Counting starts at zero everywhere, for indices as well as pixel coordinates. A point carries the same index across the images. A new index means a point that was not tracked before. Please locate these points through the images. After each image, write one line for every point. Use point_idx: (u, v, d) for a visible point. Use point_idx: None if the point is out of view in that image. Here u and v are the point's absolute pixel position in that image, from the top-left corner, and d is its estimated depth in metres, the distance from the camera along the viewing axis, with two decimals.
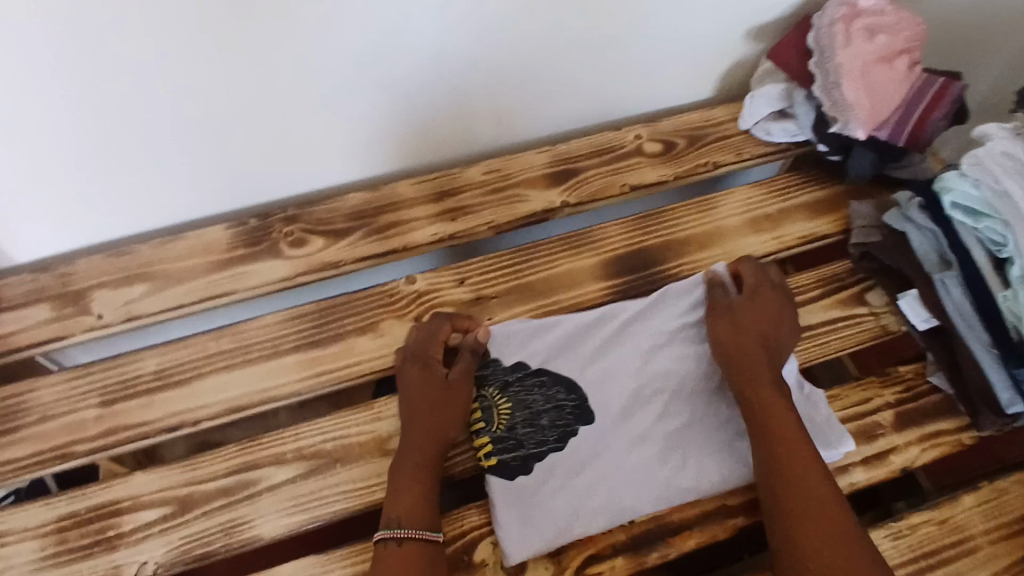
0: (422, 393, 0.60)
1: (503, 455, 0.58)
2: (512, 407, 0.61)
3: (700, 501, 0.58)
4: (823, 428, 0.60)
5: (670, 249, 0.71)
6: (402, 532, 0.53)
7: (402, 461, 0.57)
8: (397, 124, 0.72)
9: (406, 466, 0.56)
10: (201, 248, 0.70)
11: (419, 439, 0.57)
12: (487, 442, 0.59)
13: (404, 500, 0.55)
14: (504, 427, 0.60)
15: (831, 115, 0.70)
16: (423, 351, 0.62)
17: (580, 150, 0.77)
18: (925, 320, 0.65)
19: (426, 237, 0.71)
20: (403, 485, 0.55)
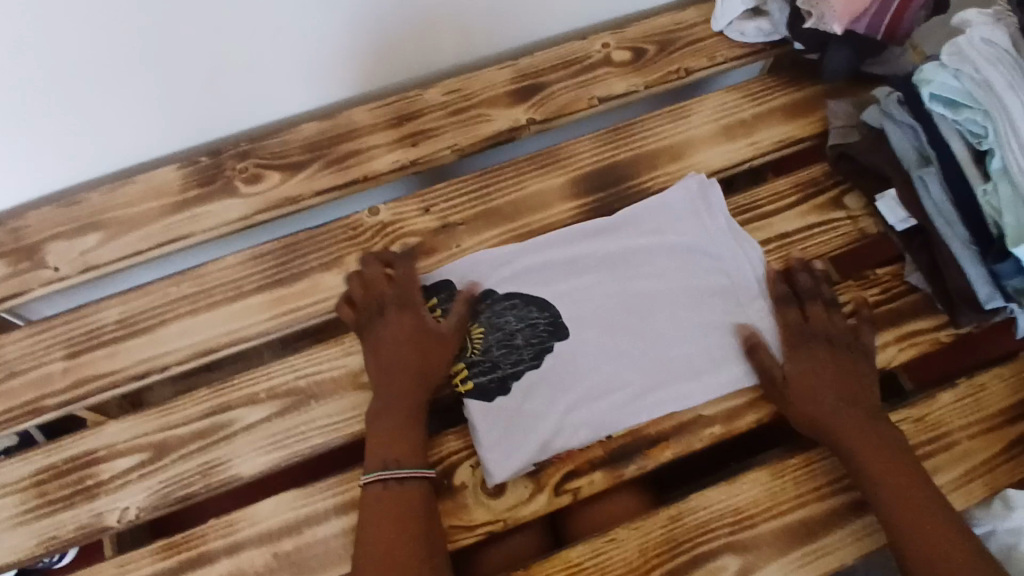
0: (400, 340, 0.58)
1: (480, 378, 0.58)
2: (485, 331, 0.60)
3: (677, 413, 0.58)
4: None
5: (642, 163, 0.69)
6: (402, 472, 0.52)
7: (379, 405, 0.56)
8: (346, 45, 0.67)
9: (391, 413, 0.55)
10: (154, 191, 0.67)
11: (397, 384, 0.56)
12: (463, 368, 0.59)
13: (381, 437, 0.54)
14: (478, 351, 0.59)
15: (806, 10, 0.67)
16: (401, 297, 0.60)
17: (544, 63, 0.73)
18: (903, 220, 0.63)
19: (387, 164, 0.68)
20: (379, 426, 0.55)
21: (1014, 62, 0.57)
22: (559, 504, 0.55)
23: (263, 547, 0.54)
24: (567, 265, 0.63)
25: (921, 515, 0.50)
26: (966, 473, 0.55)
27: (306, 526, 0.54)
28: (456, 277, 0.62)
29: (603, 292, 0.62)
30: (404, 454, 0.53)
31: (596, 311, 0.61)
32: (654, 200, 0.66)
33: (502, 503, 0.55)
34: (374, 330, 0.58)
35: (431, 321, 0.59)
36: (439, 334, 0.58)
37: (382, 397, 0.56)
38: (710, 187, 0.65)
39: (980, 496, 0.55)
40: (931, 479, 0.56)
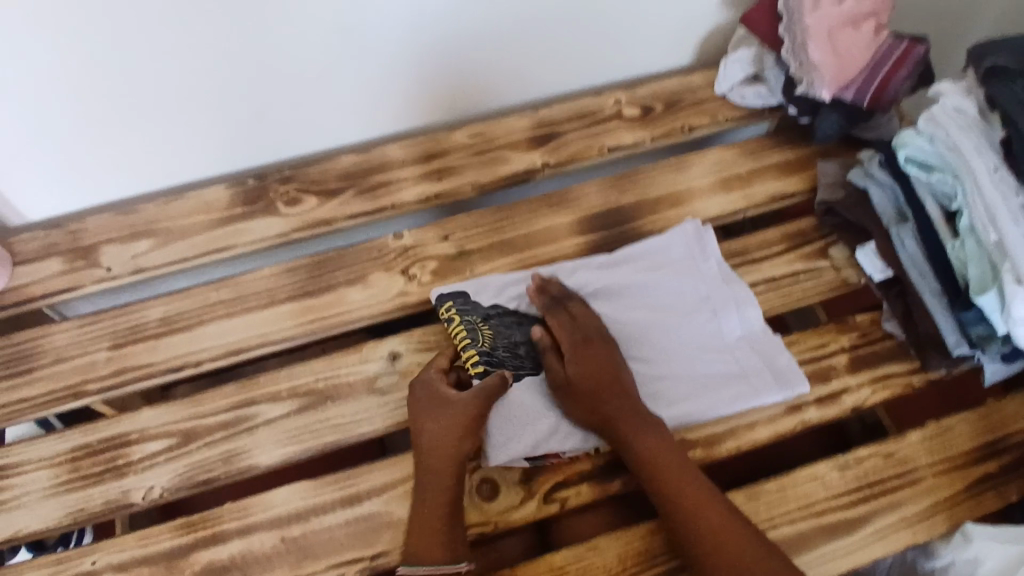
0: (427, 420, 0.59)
1: (490, 368, 0.62)
2: (495, 333, 0.65)
3: None
4: (779, 371, 0.65)
5: (644, 207, 0.75)
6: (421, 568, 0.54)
7: (422, 485, 0.57)
8: (389, 87, 0.76)
9: (420, 498, 0.57)
10: (203, 207, 0.75)
11: (435, 462, 0.58)
12: (475, 355, 0.63)
13: (415, 520, 0.56)
14: (488, 346, 0.64)
15: (798, 77, 0.74)
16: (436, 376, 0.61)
17: (560, 114, 0.81)
18: (882, 270, 0.68)
19: (413, 196, 0.76)
20: (415, 508, 0.56)
21: (980, 129, 0.62)
22: (547, 512, 0.60)
23: (271, 531, 0.59)
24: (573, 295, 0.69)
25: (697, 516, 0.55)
26: (930, 507, 0.60)
27: (312, 515, 0.59)
28: (471, 288, 0.69)
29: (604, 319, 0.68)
30: (428, 544, 0.54)
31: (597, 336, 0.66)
32: (650, 243, 0.71)
33: (495, 506, 0.59)
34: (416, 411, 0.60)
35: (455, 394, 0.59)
36: (467, 408, 0.59)
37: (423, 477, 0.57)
38: (704, 232, 0.72)
39: (942, 530, 0.59)
40: (897, 511, 0.60)
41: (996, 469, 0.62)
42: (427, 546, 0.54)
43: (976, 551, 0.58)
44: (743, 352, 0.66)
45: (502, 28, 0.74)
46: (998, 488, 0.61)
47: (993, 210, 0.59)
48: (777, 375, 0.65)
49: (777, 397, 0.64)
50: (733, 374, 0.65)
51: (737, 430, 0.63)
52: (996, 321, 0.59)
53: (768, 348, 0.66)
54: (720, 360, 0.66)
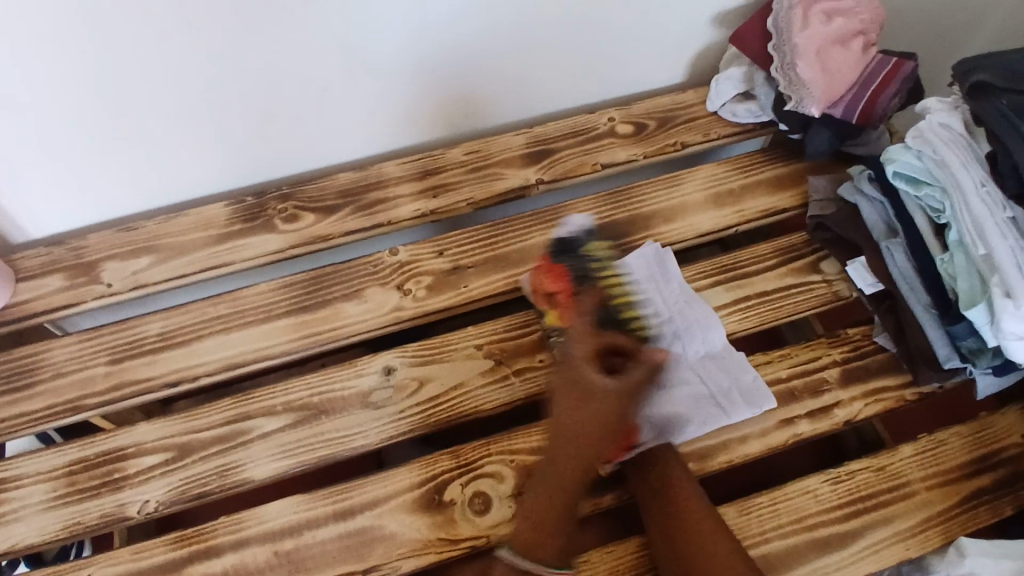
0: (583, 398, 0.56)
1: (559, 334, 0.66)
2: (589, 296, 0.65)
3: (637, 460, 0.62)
4: (745, 390, 0.65)
5: (637, 222, 0.76)
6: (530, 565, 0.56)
7: (541, 483, 0.58)
8: (386, 105, 0.77)
9: (537, 500, 0.57)
10: (202, 223, 0.76)
11: (569, 464, 0.57)
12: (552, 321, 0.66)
13: (527, 521, 0.57)
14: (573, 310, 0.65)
15: (787, 94, 0.74)
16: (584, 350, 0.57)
17: (555, 131, 0.82)
18: (872, 284, 0.69)
19: (409, 212, 0.77)
20: (529, 511, 0.57)
21: (967, 145, 0.63)
22: None
23: (265, 544, 0.59)
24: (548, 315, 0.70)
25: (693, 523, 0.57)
26: (922, 522, 0.60)
27: (305, 529, 0.59)
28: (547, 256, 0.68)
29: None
30: (552, 544, 0.57)
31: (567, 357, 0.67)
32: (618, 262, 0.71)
33: (487, 520, 0.60)
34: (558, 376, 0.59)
35: (597, 381, 0.55)
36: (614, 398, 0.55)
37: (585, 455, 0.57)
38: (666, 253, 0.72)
39: (935, 544, 0.59)
40: (889, 525, 0.60)
41: (989, 484, 0.62)
42: (549, 545, 0.56)
43: (970, 565, 0.58)
44: (709, 370, 0.66)
45: (497, 47, 0.76)
46: (991, 503, 0.61)
47: (982, 225, 0.59)
48: (744, 392, 0.65)
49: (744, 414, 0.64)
50: (700, 393, 0.65)
51: (729, 444, 0.63)
52: (986, 334, 0.59)
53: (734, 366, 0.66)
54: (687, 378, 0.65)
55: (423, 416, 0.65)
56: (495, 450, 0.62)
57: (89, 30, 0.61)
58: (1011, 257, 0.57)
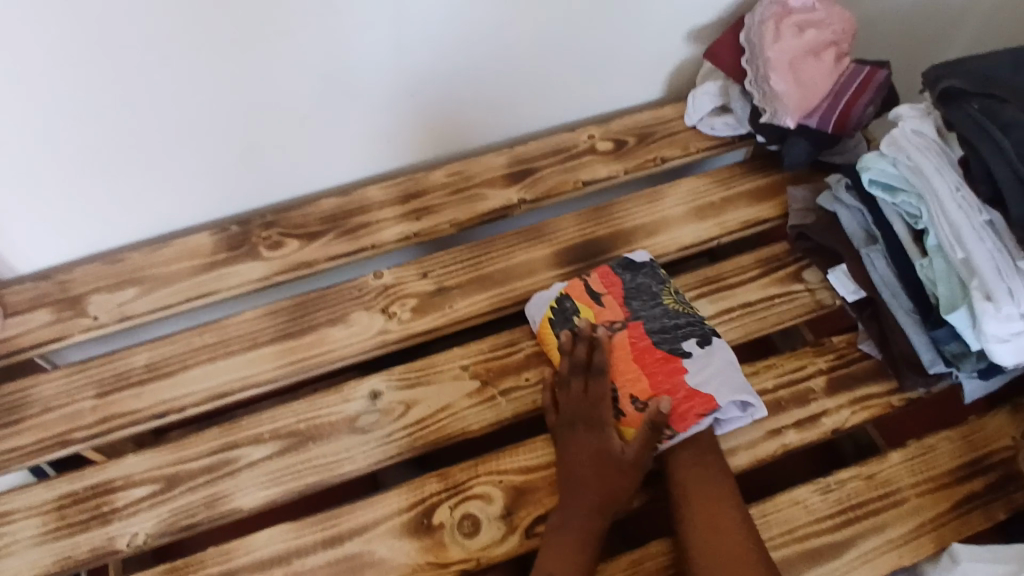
0: (605, 454, 0.59)
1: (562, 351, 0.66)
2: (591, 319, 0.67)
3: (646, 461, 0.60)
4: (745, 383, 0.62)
5: (619, 238, 0.76)
6: None
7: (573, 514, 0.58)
8: (367, 131, 0.78)
9: (575, 532, 0.57)
10: (188, 253, 0.77)
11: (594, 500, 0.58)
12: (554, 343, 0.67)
13: (562, 548, 0.57)
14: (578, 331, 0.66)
15: (762, 106, 0.75)
16: (596, 414, 0.61)
17: (536, 151, 0.83)
18: (854, 291, 0.69)
19: (392, 235, 0.77)
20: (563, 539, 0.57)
21: (940, 150, 0.63)
22: (530, 546, 0.60)
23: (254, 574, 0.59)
24: (534, 334, 0.70)
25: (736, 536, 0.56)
26: (916, 528, 0.60)
27: (295, 557, 0.59)
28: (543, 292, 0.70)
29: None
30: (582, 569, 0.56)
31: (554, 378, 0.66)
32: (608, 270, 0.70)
33: (477, 542, 0.59)
34: (562, 445, 0.61)
35: (619, 448, 0.59)
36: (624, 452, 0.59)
37: (614, 499, 0.58)
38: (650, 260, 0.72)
39: (929, 551, 0.59)
40: (881, 533, 0.59)
41: (981, 488, 0.62)
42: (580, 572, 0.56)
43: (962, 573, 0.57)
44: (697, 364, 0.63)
45: (475, 70, 0.77)
46: (984, 507, 0.61)
47: (958, 228, 0.59)
48: (727, 380, 0.62)
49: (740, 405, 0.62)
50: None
51: None
52: (967, 337, 0.59)
53: (718, 356, 0.63)
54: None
55: (411, 439, 0.65)
56: (484, 472, 0.62)
57: (69, 66, 0.62)
58: (988, 260, 0.57)
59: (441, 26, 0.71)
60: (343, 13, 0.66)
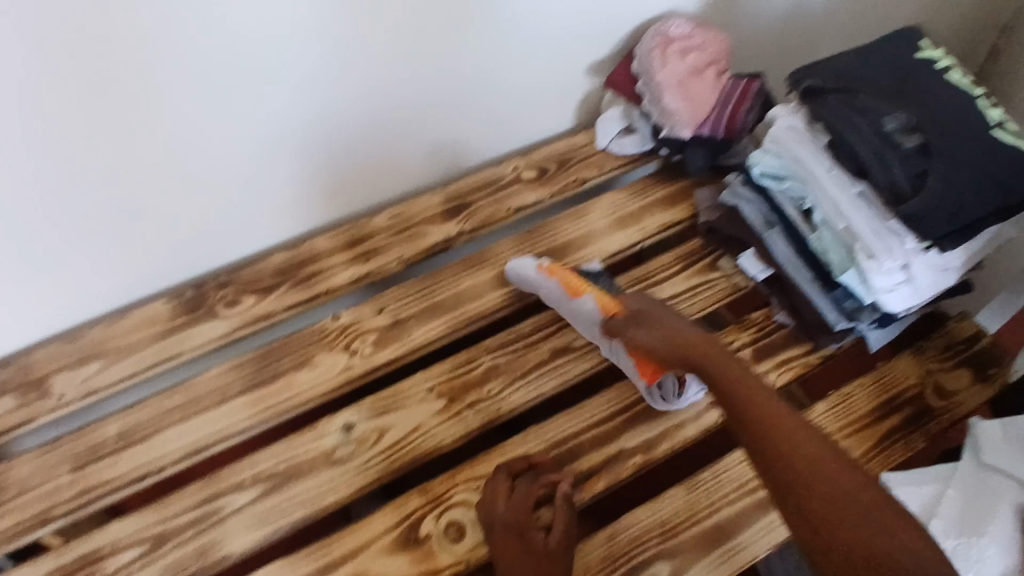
0: (533, 553, 0.62)
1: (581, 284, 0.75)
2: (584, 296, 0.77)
3: (627, 457, 0.68)
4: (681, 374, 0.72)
5: (554, 253, 0.84)
6: None
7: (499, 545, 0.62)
8: (309, 182, 0.84)
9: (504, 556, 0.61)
10: (148, 321, 0.79)
11: (509, 536, 0.62)
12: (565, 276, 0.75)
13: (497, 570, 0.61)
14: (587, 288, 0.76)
15: (660, 122, 0.86)
16: (520, 516, 0.63)
17: (469, 187, 0.90)
18: (762, 271, 0.79)
19: (344, 279, 0.82)
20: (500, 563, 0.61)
21: (813, 138, 0.73)
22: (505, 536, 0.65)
23: None
24: (490, 348, 0.75)
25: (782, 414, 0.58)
26: None
27: None
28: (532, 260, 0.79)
29: (563, 304, 0.75)
30: None
31: (581, 303, 0.73)
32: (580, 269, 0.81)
33: (464, 545, 0.63)
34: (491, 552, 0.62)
35: (540, 542, 0.62)
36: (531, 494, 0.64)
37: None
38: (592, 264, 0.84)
39: None
40: None
41: (898, 423, 0.71)
42: None
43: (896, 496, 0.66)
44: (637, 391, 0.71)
45: (402, 125, 0.85)
46: (904, 439, 0.70)
47: (838, 203, 0.69)
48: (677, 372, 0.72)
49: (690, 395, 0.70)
50: (641, 386, 0.70)
51: (669, 431, 0.70)
52: (861, 294, 0.70)
53: None
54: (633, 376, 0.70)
55: (389, 462, 0.69)
56: (461, 480, 0.67)
57: (18, 154, 0.66)
58: (866, 226, 0.67)
59: (370, 82, 0.78)
60: (279, 80, 0.73)
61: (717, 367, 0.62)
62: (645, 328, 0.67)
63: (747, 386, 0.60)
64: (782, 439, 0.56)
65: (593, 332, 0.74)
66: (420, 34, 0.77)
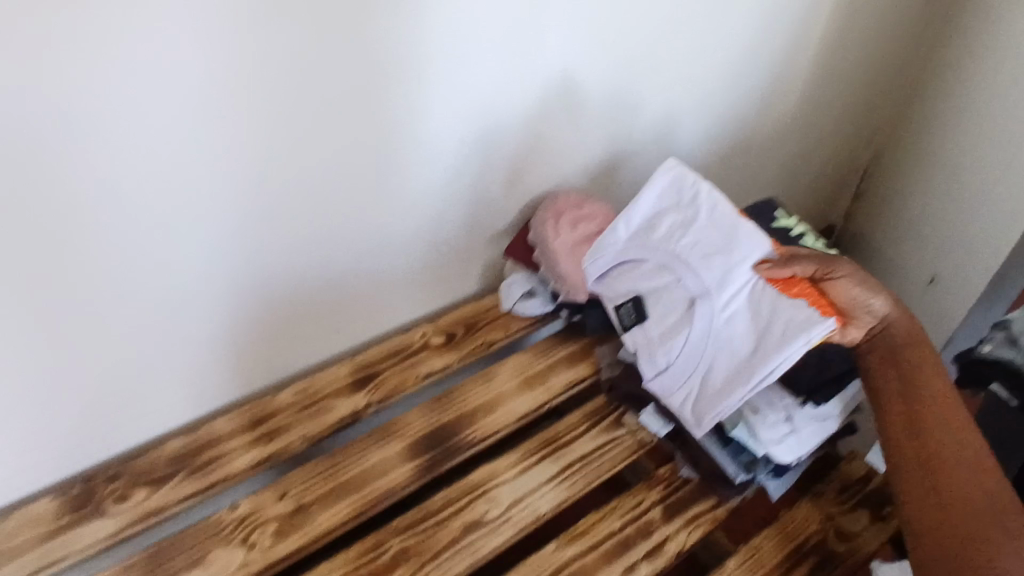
0: None
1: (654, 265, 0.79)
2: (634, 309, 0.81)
3: None
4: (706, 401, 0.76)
5: (463, 420, 0.84)
6: None
7: None
8: (212, 362, 0.82)
9: None
10: (24, 527, 0.72)
11: None
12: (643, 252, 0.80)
13: None
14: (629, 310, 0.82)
15: (558, 288, 0.91)
16: None
17: (377, 356, 0.91)
18: (662, 426, 0.82)
19: (244, 463, 0.80)
20: None
21: None
22: None
23: None
24: (400, 528, 0.73)
25: (938, 434, 0.66)
26: None
27: None
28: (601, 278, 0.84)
29: (675, 248, 0.77)
30: None
31: (746, 228, 0.74)
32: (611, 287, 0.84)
33: None
34: None
35: None
36: None
37: None
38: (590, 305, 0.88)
39: None
40: None
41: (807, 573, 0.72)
42: None
43: None
44: (671, 393, 0.79)
45: (307, 303, 0.86)
46: None
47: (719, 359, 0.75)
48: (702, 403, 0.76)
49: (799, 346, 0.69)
50: (716, 358, 0.74)
51: None
52: (753, 446, 0.75)
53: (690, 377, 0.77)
54: (705, 344, 0.75)
55: None
56: None
57: None
58: None
59: (279, 267, 0.80)
60: (184, 272, 0.73)
61: (901, 378, 0.70)
62: (862, 311, 0.73)
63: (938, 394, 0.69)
64: (941, 453, 0.66)
65: (675, 286, 0.77)
66: (327, 212, 0.79)
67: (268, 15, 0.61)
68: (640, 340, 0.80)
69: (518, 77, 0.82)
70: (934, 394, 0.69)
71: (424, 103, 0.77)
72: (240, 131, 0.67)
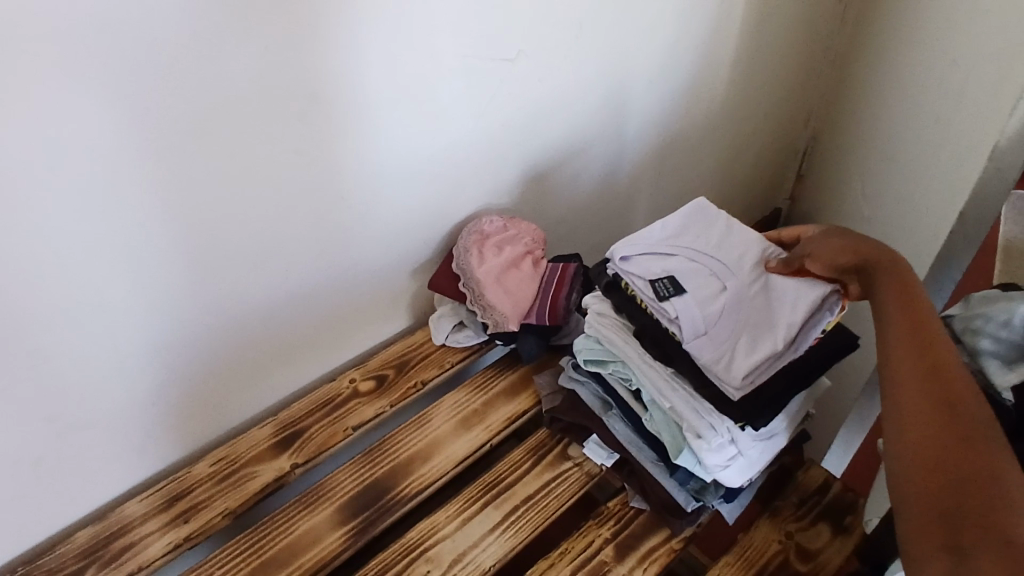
0: None
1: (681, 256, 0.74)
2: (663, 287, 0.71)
3: None
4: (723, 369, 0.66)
5: (398, 472, 0.78)
6: None
7: None
8: (116, 443, 0.75)
9: None
10: None
11: None
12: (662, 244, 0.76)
13: None
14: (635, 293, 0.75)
15: (487, 319, 0.86)
16: None
17: (300, 411, 0.84)
18: (609, 455, 0.78)
19: (160, 548, 0.72)
20: None
21: (624, 326, 0.75)
22: None
23: None
24: None
25: (911, 370, 0.55)
26: None
27: None
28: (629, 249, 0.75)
29: (702, 245, 0.74)
30: None
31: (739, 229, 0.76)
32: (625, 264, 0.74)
33: None
34: None
35: None
36: None
37: None
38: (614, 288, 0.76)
39: None
40: None
41: None
42: None
43: None
44: (709, 360, 0.66)
45: (219, 365, 0.79)
46: None
47: (657, 384, 0.71)
48: (726, 365, 0.65)
49: (825, 316, 0.67)
50: (754, 330, 0.67)
51: None
52: (700, 472, 0.70)
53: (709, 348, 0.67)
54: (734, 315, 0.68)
55: None
56: None
57: None
58: (686, 406, 0.68)
59: (181, 333, 0.73)
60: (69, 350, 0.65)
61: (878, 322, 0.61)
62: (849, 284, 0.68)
63: (917, 326, 0.58)
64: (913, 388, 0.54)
65: (709, 274, 0.72)
66: (227, 269, 0.72)
67: (109, 77, 0.55)
68: (682, 309, 0.68)
69: (421, 107, 0.76)
70: (913, 326, 0.58)
71: (318, 146, 0.71)
72: (106, 206, 0.60)
